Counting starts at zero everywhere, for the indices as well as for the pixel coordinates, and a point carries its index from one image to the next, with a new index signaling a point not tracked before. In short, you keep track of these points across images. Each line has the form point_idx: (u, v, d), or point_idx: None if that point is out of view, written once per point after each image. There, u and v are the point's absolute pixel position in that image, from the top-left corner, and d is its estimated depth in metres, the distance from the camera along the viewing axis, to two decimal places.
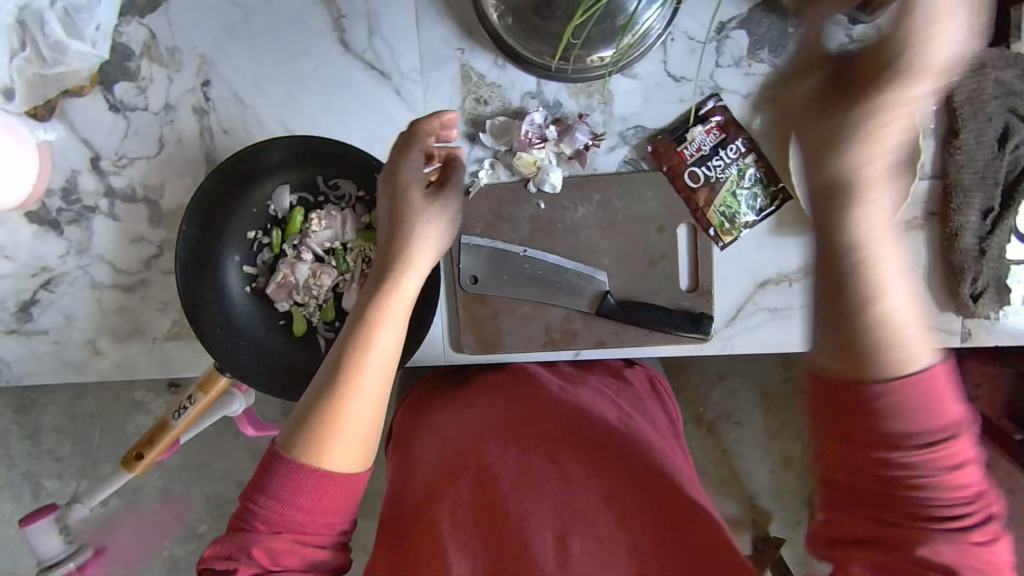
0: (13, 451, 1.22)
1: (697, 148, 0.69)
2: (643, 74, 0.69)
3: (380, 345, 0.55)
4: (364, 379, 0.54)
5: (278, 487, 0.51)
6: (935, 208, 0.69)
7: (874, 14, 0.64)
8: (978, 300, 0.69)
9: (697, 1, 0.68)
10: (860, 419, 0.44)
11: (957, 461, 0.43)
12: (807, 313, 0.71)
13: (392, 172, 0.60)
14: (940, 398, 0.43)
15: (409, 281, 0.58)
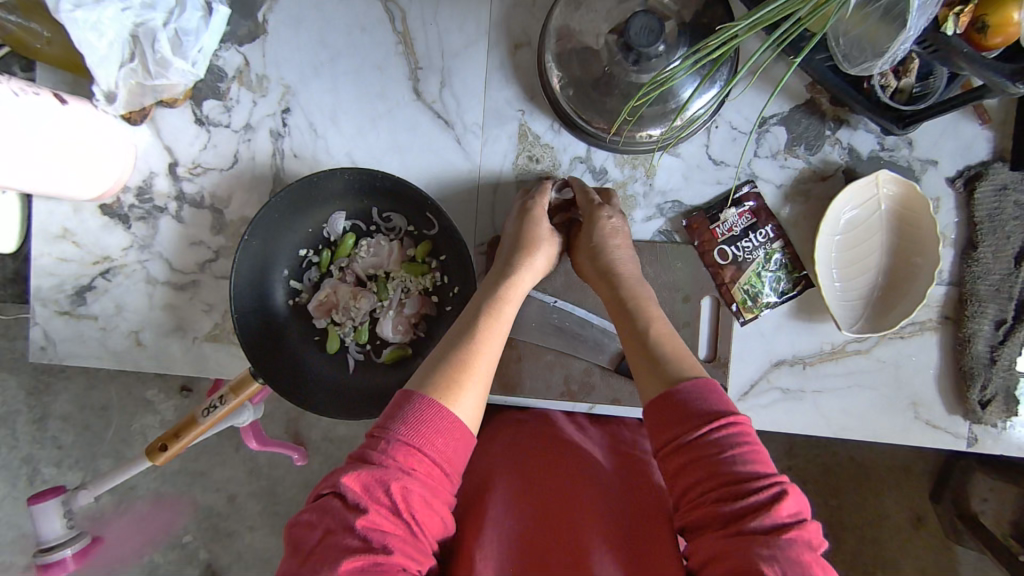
0: (24, 431, 1.24)
1: (728, 228, 0.74)
2: (686, 154, 0.75)
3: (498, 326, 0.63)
4: (491, 341, 0.61)
5: (422, 423, 0.51)
6: (950, 313, 0.73)
7: (908, 128, 0.68)
8: (986, 407, 0.71)
9: (743, 96, 0.74)
10: (663, 422, 0.54)
11: (750, 444, 0.51)
12: (818, 398, 0.73)
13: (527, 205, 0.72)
14: (717, 392, 0.54)
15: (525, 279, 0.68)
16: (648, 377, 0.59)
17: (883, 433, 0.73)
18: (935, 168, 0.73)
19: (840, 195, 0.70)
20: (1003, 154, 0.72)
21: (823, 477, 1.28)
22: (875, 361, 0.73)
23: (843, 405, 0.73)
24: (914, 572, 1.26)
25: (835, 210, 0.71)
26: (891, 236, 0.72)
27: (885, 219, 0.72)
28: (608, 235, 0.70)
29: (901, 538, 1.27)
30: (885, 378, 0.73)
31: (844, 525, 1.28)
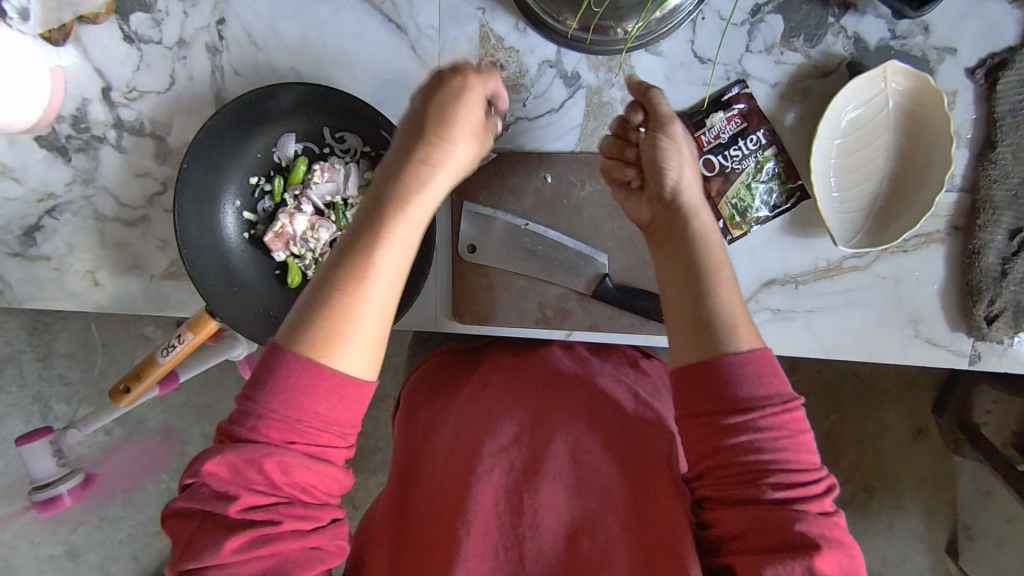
0: (26, 370, 1.25)
1: (715, 135, 0.66)
2: (668, 52, 0.66)
3: (393, 248, 0.52)
4: (377, 280, 0.51)
5: (288, 386, 0.47)
6: (960, 223, 0.66)
7: (923, 9, 0.60)
8: (993, 322, 0.66)
9: None
10: (696, 392, 0.50)
11: (793, 429, 0.48)
12: (811, 318, 0.68)
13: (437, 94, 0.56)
14: (772, 370, 0.49)
15: (429, 195, 0.55)
16: (680, 328, 0.53)
17: (879, 353, 0.68)
18: (954, 56, 0.64)
19: (841, 92, 0.62)
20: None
21: (826, 395, 1.26)
22: (873, 278, 0.67)
23: (837, 326, 0.68)
24: (913, 484, 1.26)
25: (835, 110, 0.63)
26: (899, 138, 0.64)
27: (892, 118, 0.64)
28: (667, 161, 0.59)
29: (902, 451, 1.26)
30: (883, 296, 0.68)
31: (845, 441, 1.26)
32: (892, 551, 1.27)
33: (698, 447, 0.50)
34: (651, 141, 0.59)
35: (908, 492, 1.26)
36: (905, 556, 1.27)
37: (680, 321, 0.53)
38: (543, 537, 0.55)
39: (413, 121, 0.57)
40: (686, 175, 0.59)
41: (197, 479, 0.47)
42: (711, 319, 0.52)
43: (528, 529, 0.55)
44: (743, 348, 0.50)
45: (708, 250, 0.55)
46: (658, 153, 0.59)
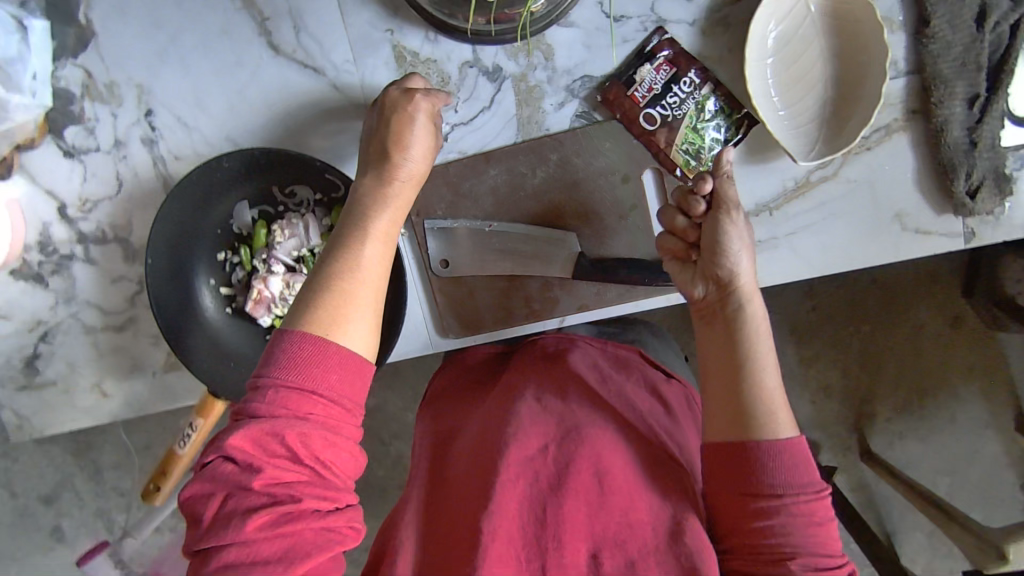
0: (81, 491, 1.27)
1: (648, 88, 0.66)
2: (580, 21, 0.66)
3: (375, 238, 0.56)
4: (366, 266, 0.55)
5: (299, 362, 0.48)
6: (916, 106, 0.64)
7: None
8: (976, 196, 0.64)
9: None
10: (730, 463, 0.53)
11: (820, 516, 0.51)
12: (794, 241, 0.67)
13: (388, 99, 0.61)
14: (807, 463, 0.52)
15: (399, 193, 0.59)
16: (722, 409, 0.55)
17: (872, 257, 0.67)
18: None
19: (758, 12, 0.61)
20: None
21: (853, 309, 1.23)
22: (845, 184, 0.66)
23: (822, 241, 0.67)
24: (964, 372, 1.23)
25: (758, 32, 0.62)
26: (830, 41, 0.63)
27: (818, 24, 0.63)
28: (726, 234, 0.57)
29: (941, 343, 1.23)
30: (860, 199, 0.66)
31: (883, 348, 1.24)
32: (959, 444, 1.25)
33: (729, 513, 0.53)
34: (707, 215, 0.58)
35: (959, 380, 1.24)
36: (975, 446, 1.25)
37: (722, 382, 0.56)
38: (569, 545, 0.53)
39: (377, 127, 0.61)
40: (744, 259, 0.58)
41: (219, 457, 0.47)
42: (752, 408, 0.54)
43: (549, 544, 0.53)
44: (781, 438, 0.53)
45: (760, 340, 0.56)
46: (721, 228, 0.58)
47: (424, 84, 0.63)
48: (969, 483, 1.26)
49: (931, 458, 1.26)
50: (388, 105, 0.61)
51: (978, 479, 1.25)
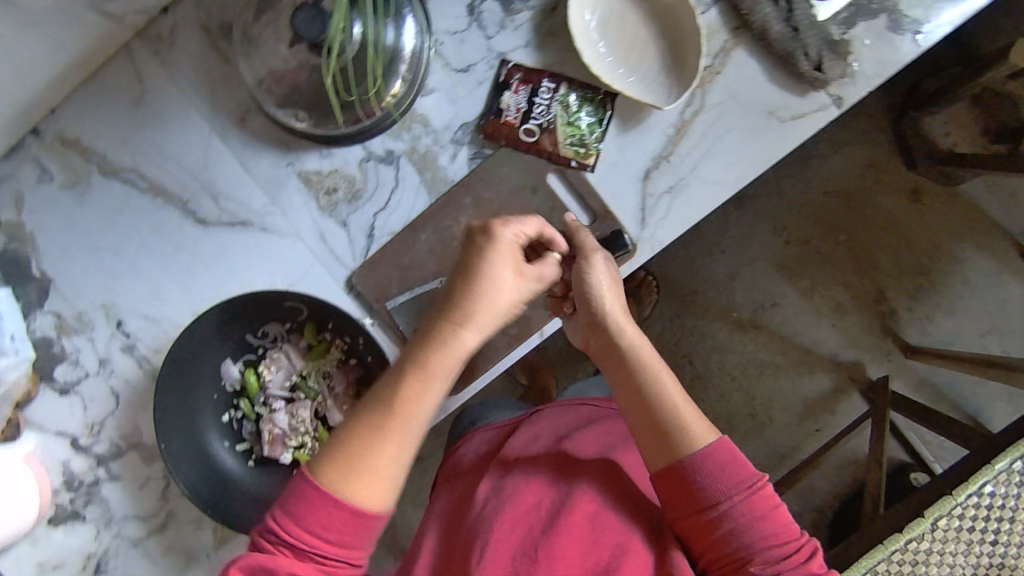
0: None
1: (516, 109, 0.73)
2: (438, 84, 0.75)
3: (424, 390, 0.59)
4: (412, 416, 0.59)
5: (304, 506, 0.55)
6: (735, 23, 0.73)
7: None
8: (823, 68, 0.71)
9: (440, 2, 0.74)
10: (674, 479, 0.62)
11: (762, 513, 0.59)
12: (698, 173, 0.74)
13: (483, 230, 0.62)
14: (738, 464, 0.61)
15: (466, 335, 0.61)
16: (649, 432, 0.64)
17: (770, 155, 0.74)
18: None
19: (570, 9, 0.70)
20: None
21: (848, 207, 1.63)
22: (715, 108, 0.73)
23: (722, 162, 0.74)
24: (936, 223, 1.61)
25: (579, 25, 0.71)
26: (640, 6, 0.72)
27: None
28: (591, 273, 0.66)
29: (903, 213, 1.62)
30: (733, 114, 0.73)
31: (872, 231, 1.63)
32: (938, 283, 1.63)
33: (688, 522, 0.61)
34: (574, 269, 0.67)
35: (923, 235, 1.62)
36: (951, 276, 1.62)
37: (630, 394, 0.65)
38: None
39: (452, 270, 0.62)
40: (613, 296, 0.67)
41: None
42: (672, 427, 0.63)
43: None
44: (702, 446, 0.62)
45: (653, 366, 0.66)
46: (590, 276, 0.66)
47: (532, 221, 0.64)
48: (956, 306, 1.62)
49: (919, 320, 1.63)
50: (469, 247, 0.62)
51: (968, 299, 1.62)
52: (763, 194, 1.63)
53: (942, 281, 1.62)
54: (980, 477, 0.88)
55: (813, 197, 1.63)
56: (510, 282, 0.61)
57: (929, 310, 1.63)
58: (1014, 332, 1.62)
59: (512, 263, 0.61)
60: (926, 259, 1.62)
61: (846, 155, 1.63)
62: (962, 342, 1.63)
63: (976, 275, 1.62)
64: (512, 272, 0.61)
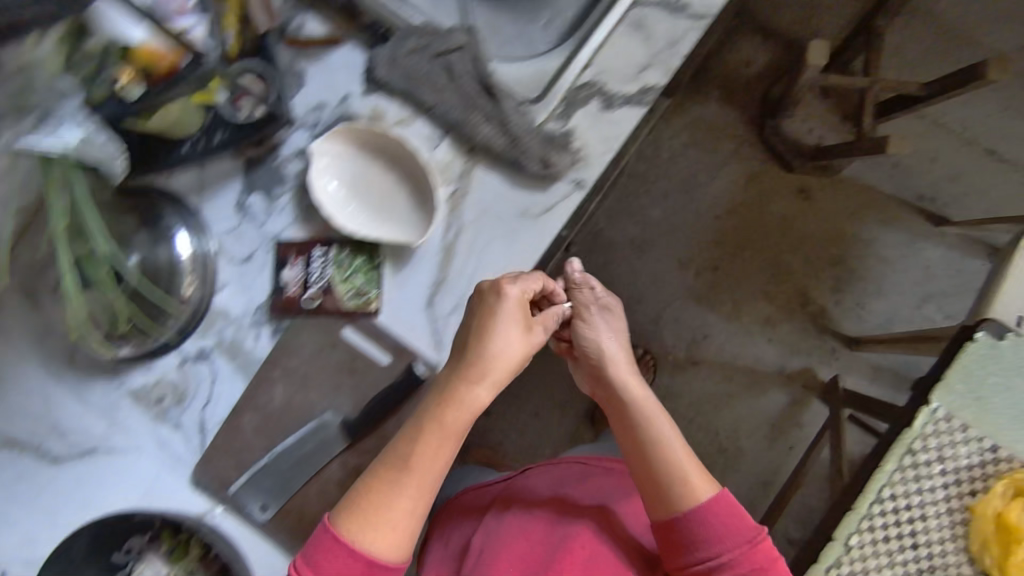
0: None
1: (296, 281, 0.80)
2: (228, 278, 0.82)
3: (434, 457, 0.69)
4: (427, 477, 0.69)
5: (326, 562, 0.65)
6: (467, 148, 0.79)
7: (285, 108, 0.79)
8: (552, 165, 0.76)
9: (213, 208, 0.82)
10: (658, 510, 0.74)
11: (760, 562, 0.71)
12: (475, 287, 0.78)
13: (483, 290, 0.72)
14: (736, 515, 0.72)
15: (478, 394, 0.70)
16: (642, 460, 0.76)
17: (533, 253, 0.78)
18: (349, 97, 0.80)
19: (313, 183, 0.77)
20: (365, 41, 0.81)
21: (743, 223, 1.65)
22: (472, 226, 0.79)
23: (493, 272, 0.79)
24: (835, 215, 1.63)
25: (326, 193, 0.78)
26: (378, 160, 0.80)
27: (362, 158, 0.80)
28: (590, 344, 0.81)
29: (798, 215, 1.64)
30: (488, 226, 0.79)
31: (772, 240, 1.64)
32: (857, 270, 1.62)
33: (670, 554, 0.74)
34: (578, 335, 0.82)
35: (826, 229, 1.63)
36: (867, 259, 1.62)
37: (630, 426, 0.78)
38: None
39: (466, 323, 0.72)
40: (617, 350, 0.81)
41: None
42: (665, 470, 0.74)
43: None
44: (707, 498, 0.73)
45: (647, 416, 0.77)
46: (585, 335, 0.82)
47: (529, 278, 0.74)
48: (880, 285, 1.62)
49: (850, 309, 1.62)
50: (487, 298, 0.71)
51: (890, 276, 1.62)
52: (660, 234, 1.67)
53: (860, 266, 1.62)
54: (876, 484, 0.87)
55: (710, 224, 1.66)
56: (520, 337, 0.71)
57: (857, 297, 1.62)
58: (947, 294, 1.61)
59: (517, 316, 0.71)
60: (837, 250, 1.63)
61: (728, 176, 1.66)
62: (900, 318, 1.61)
63: (890, 250, 1.62)
64: (511, 338, 0.70)
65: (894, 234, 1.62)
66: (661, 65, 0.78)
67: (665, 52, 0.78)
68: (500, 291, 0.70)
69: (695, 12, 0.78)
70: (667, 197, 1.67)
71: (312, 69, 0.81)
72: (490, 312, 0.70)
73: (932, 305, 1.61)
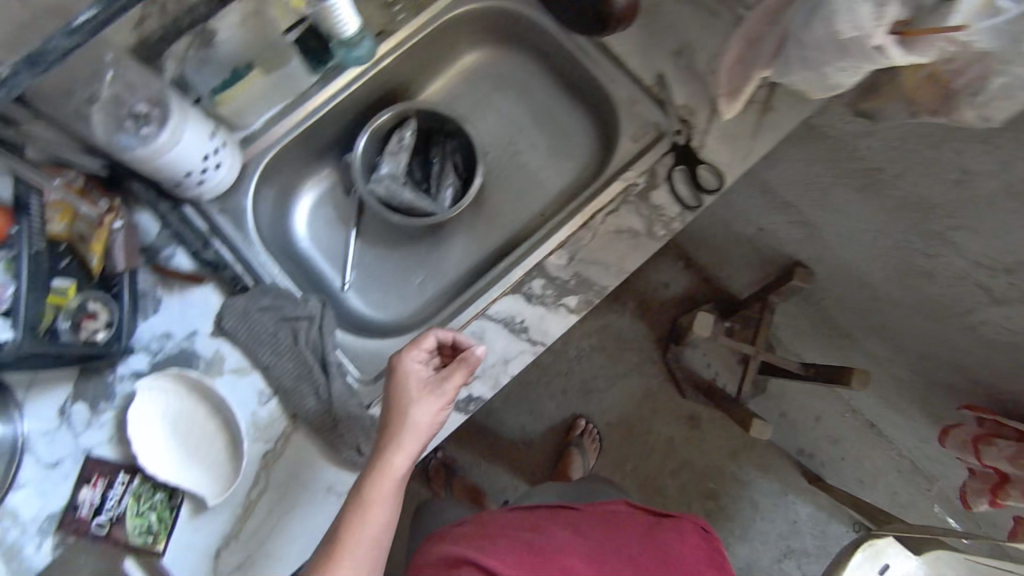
0: None
1: (90, 506, 0.77)
2: (27, 478, 0.77)
3: (385, 497, 0.67)
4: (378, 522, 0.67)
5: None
6: (291, 410, 0.81)
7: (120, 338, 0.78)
8: (361, 450, 0.79)
9: (39, 404, 0.79)
10: None
11: None
12: (266, 549, 0.78)
13: (392, 364, 0.72)
14: None
15: (414, 412, 0.70)
16: None
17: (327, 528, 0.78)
18: (199, 334, 0.82)
19: (152, 397, 0.80)
20: (225, 288, 0.84)
21: (631, 435, 1.70)
22: (278, 488, 0.79)
23: (287, 537, 0.78)
24: (716, 447, 1.69)
25: (162, 414, 0.80)
26: (212, 417, 0.81)
27: (204, 407, 0.82)
28: None
29: (684, 441, 1.69)
30: (293, 492, 0.79)
31: (655, 459, 1.69)
32: (728, 508, 1.66)
33: None
34: None
35: (707, 460, 1.69)
36: (737, 499, 1.67)
37: None
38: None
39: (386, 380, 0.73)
40: None
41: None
42: None
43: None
44: None
45: None
46: None
47: (426, 339, 0.73)
48: (745, 527, 1.66)
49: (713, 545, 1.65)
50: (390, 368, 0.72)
51: (756, 522, 1.66)
52: (550, 429, 1.69)
53: (731, 506, 1.66)
54: None
55: (599, 429, 1.69)
56: (422, 409, 0.70)
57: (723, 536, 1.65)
58: (808, 553, 1.65)
59: (435, 380, 0.71)
60: (714, 484, 1.67)
61: (625, 387, 1.71)
62: (759, 567, 1.64)
63: (761, 496, 1.67)
64: (420, 406, 0.70)
65: (769, 480, 1.68)
66: (489, 378, 0.82)
67: (495, 368, 0.82)
68: (402, 361, 0.72)
69: (533, 337, 0.83)
70: (564, 394, 1.71)
71: (171, 299, 0.83)
72: (396, 377, 0.71)
73: (790, 561, 1.65)
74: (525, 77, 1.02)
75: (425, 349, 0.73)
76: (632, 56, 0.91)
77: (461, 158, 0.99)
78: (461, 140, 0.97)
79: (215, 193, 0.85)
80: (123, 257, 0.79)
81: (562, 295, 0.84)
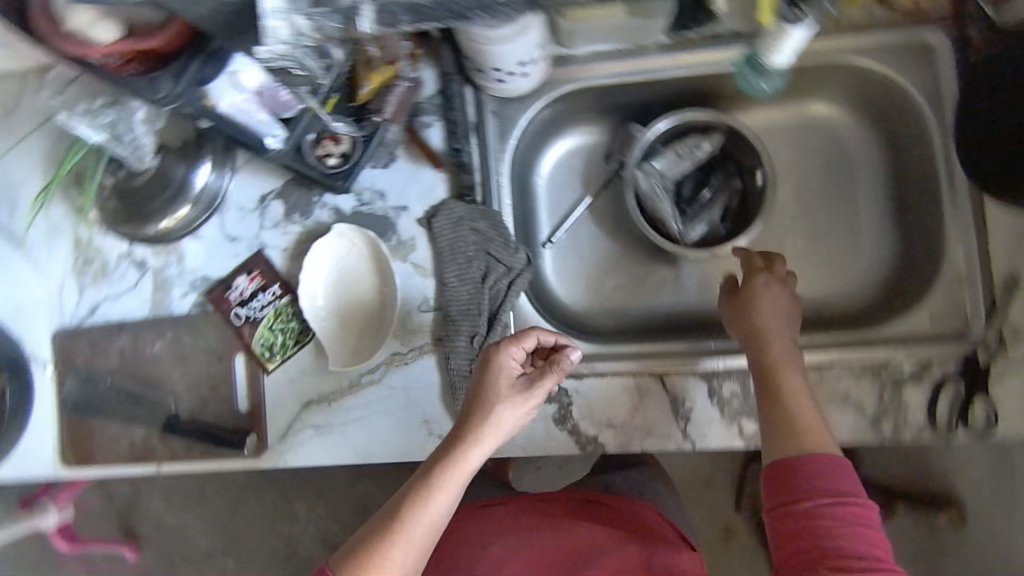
0: None
1: (239, 294, 0.79)
2: (208, 235, 0.81)
3: (451, 486, 0.62)
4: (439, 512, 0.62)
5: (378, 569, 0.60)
6: (440, 333, 0.78)
7: (347, 177, 0.77)
8: None
9: (253, 183, 0.81)
10: None
11: None
12: (345, 430, 0.78)
13: (486, 354, 0.65)
14: None
15: (499, 409, 0.63)
16: None
17: (405, 453, 0.78)
18: (407, 212, 0.80)
19: (335, 240, 0.79)
20: (455, 188, 0.79)
21: None
22: (386, 390, 0.78)
23: (369, 435, 0.78)
24: None
25: (334, 259, 0.80)
26: (371, 288, 0.80)
27: (370, 276, 0.80)
28: None
29: None
30: (396, 403, 0.78)
31: None
32: None
33: None
34: None
35: None
36: None
37: None
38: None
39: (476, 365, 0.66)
40: None
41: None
42: None
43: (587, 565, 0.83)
44: None
45: None
46: None
47: (523, 335, 0.66)
48: None
49: None
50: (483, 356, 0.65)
51: None
52: None
53: None
54: None
55: None
56: (507, 408, 0.63)
57: None
58: None
59: (529, 383, 0.64)
60: None
61: None
62: None
63: None
64: (506, 407, 0.63)
65: None
66: (624, 436, 0.76)
67: (635, 431, 0.76)
68: (493, 352, 0.65)
69: (688, 432, 0.75)
70: None
71: (404, 165, 0.80)
72: (484, 365, 0.65)
73: None
74: (861, 159, 0.88)
75: (523, 348, 0.66)
76: (998, 231, 0.74)
77: (738, 201, 0.87)
78: (755, 185, 0.85)
79: (502, 93, 0.80)
80: (392, 108, 0.77)
81: (744, 414, 0.75)
